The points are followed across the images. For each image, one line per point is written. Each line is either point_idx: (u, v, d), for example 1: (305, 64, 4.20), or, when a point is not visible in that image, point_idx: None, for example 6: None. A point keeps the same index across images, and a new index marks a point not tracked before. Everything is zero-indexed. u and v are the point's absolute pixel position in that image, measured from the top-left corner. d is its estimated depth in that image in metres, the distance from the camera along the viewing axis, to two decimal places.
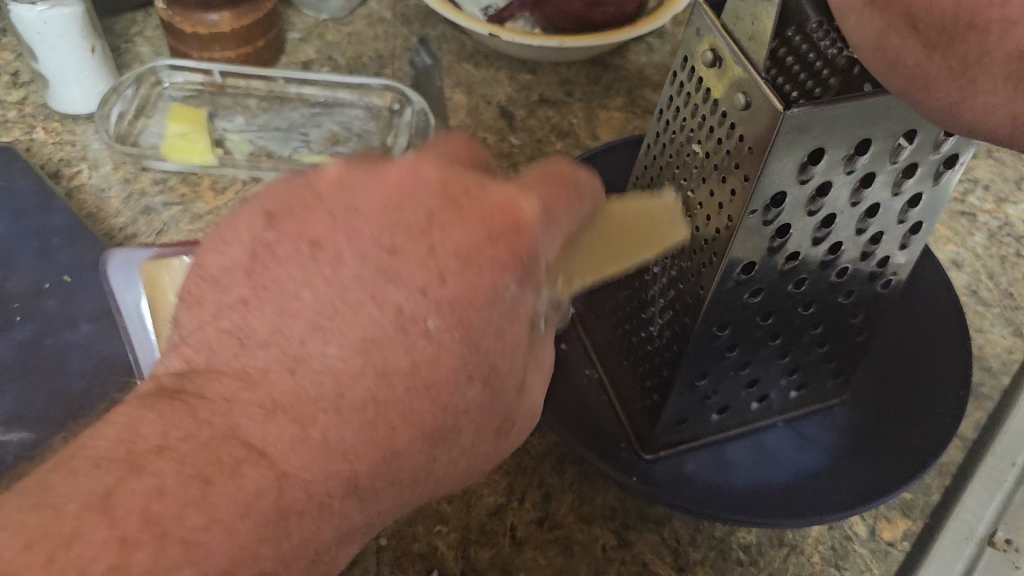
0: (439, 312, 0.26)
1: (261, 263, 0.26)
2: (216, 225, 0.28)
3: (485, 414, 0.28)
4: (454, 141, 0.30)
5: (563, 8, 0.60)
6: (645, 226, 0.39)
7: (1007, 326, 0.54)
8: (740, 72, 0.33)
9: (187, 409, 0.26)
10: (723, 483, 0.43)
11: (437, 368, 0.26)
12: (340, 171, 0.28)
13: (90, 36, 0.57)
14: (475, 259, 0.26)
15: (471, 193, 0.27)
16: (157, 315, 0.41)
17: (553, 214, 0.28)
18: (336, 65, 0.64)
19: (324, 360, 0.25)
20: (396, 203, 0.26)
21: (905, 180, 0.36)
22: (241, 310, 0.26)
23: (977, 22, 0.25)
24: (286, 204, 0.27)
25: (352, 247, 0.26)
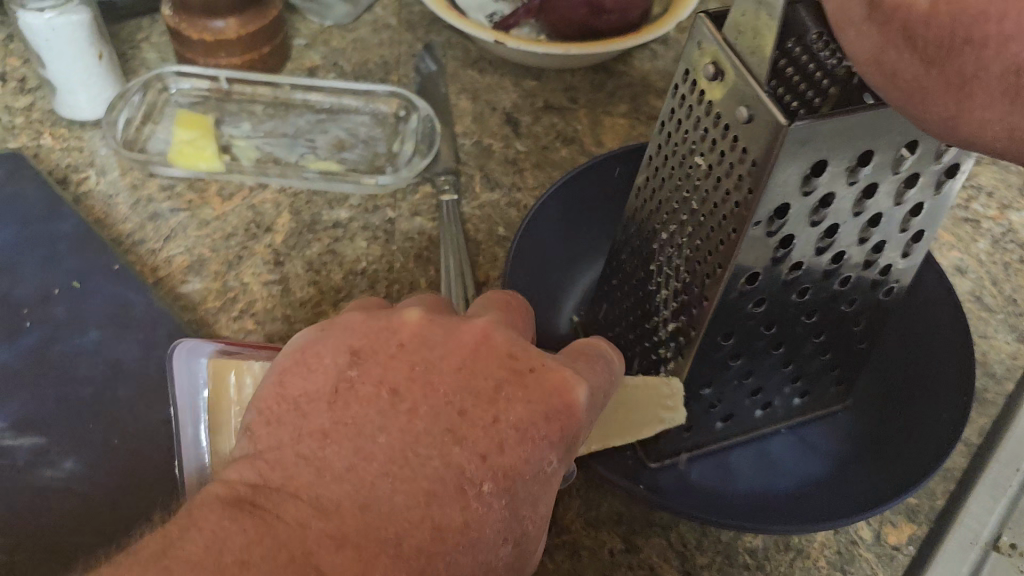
0: (492, 475, 0.29)
1: (343, 397, 0.31)
2: (294, 354, 0.33)
3: (508, 573, 0.30)
4: (505, 297, 0.38)
5: (568, 16, 0.61)
6: (648, 409, 0.42)
7: (1011, 332, 0.54)
8: (742, 84, 0.33)
9: (262, 525, 0.27)
10: (728, 490, 0.43)
11: (482, 531, 0.28)
12: (419, 322, 0.33)
13: (98, 43, 0.57)
14: (531, 434, 0.30)
15: (534, 372, 0.32)
16: (217, 412, 0.40)
17: (592, 399, 0.34)
18: (342, 71, 0.64)
19: (391, 501, 0.28)
20: (466, 369, 0.31)
21: (907, 189, 0.36)
22: (317, 440, 0.29)
23: (973, 38, 0.25)
24: (370, 348, 0.32)
25: (428, 403, 0.30)
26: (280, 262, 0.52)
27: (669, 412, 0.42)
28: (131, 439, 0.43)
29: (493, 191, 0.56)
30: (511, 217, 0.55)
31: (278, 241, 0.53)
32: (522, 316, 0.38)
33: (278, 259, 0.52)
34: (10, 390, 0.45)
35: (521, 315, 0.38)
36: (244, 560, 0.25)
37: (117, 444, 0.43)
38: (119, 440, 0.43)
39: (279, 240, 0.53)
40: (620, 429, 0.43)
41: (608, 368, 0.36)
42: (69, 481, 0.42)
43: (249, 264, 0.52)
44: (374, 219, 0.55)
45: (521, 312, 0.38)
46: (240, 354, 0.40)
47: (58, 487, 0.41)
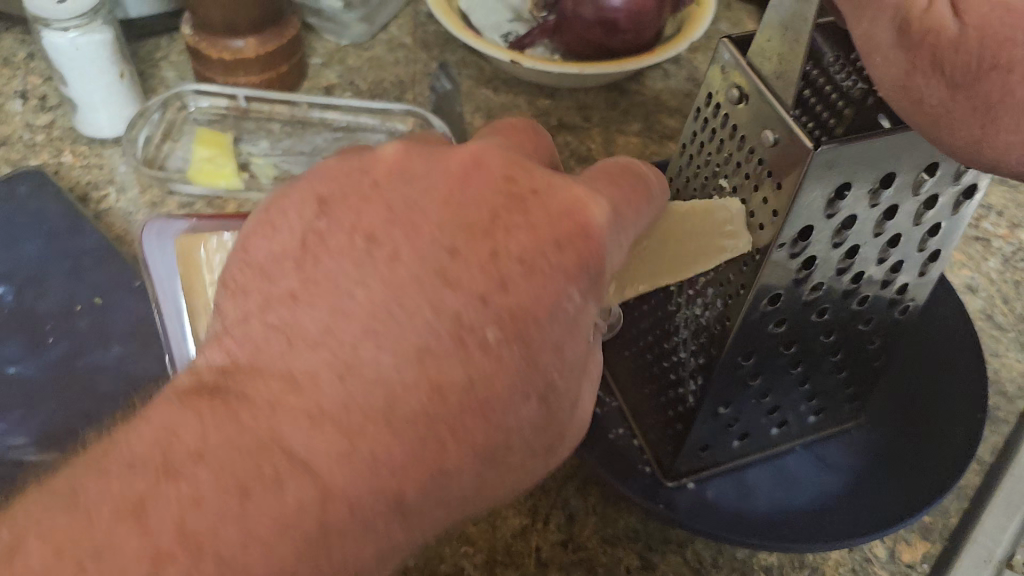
0: (496, 318, 0.26)
1: (313, 252, 0.27)
2: (262, 209, 0.29)
3: (537, 430, 0.28)
4: (517, 128, 0.31)
5: (582, 35, 0.61)
6: (703, 239, 0.37)
7: (1022, 350, 0.55)
8: (769, 110, 0.34)
9: (226, 412, 0.25)
10: (746, 509, 0.44)
11: (492, 383, 0.26)
12: (399, 157, 0.29)
13: (119, 62, 0.58)
14: (540, 266, 0.27)
15: (537, 194, 0.28)
16: (194, 295, 0.42)
17: (617, 215, 0.29)
18: (358, 90, 0.65)
19: (378, 361, 0.25)
20: (454, 202, 0.27)
21: (926, 211, 0.37)
22: (291, 305, 0.26)
23: (1001, 61, 0.26)
24: (341, 191, 0.28)
25: (411, 246, 0.26)
26: None
27: (732, 238, 0.37)
28: None
29: None
30: None
31: None
32: (535, 139, 0.32)
33: None
34: (32, 404, 0.46)
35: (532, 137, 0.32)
36: (201, 450, 0.24)
37: None
38: None
39: None
40: (673, 263, 0.38)
41: (655, 194, 0.32)
42: None
43: None
44: None
45: (533, 133, 0.32)
46: (207, 229, 0.43)
47: None
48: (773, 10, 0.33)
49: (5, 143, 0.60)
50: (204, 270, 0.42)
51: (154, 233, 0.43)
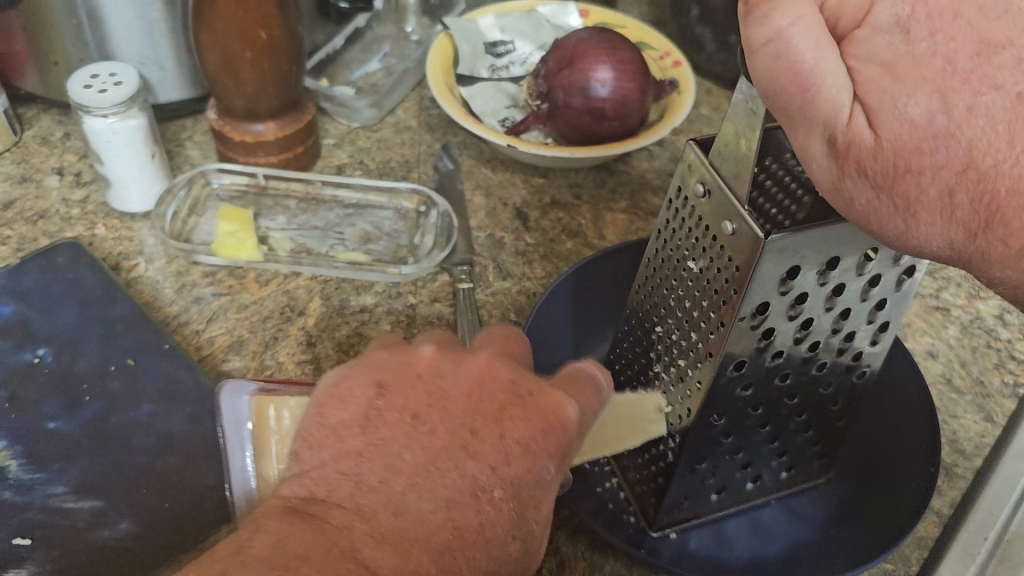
0: (502, 483, 0.34)
1: (374, 423, 0.35)
2: (334, 386, 0.37)
3: (516, 566, 0.34)
4: (508, 332, 0.43)
5: (573, 122, 0.67)
6: (637, 423, 0.49)
7: (979, 412, 0.59)
8: (728, 203, 0.39)
9: (317, 530, 0.30)
10: (725, 557, 0.48)
11: (495, 529, 0.33)
12: (435, 357, 0.37)
13: (151, 144, 0.64)
14: (533, 448, 0.35)
15: (532, 396, 0.37)
16: (261, 441, 0.44)
17: (582, 419, 0.39)
18: (367, 169, 0.71)
19: (418, 506, 0.32)
20: (475, 394, 0.36)
21: (871, 288, 0.42)
22: (356, 460, 0.33)
23: (914, 167, 0.32)
24: (397, 380, 0.36)
25: (445, 425, 0.35)
26: (312, 343, 0.57)
27: (654, 423, 0.48)
28: (179, 503, 0.48)
29: (505, 280, 0.62)
30: (521, 303, 0.60)
31: (310, 323, 0.59)
32: (521, 343, 0.43)
33: (311, 340, 0.57)
34: (70, 457, 0.50)
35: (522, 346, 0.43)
36: (304, 556, 0.29)
37: (166, 506, 0.48)
38: (169, 503, 0.48)
39: (311, 322, 0.59)
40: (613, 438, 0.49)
41: (601, 391, 0.42)
42: (124, 541, 0.46)
43: (284, 345, 0.57)
44: (397, 304, 0.60)
45: (519, 341, 0.43)
46: (277, 391, 0.45)
47: (115, 546, 0.46)
48: (730, 118, 0.39)
49: (43, 216, 0.65)
50: (270, 423, 0.44)
51: (229, 391, 0.45)
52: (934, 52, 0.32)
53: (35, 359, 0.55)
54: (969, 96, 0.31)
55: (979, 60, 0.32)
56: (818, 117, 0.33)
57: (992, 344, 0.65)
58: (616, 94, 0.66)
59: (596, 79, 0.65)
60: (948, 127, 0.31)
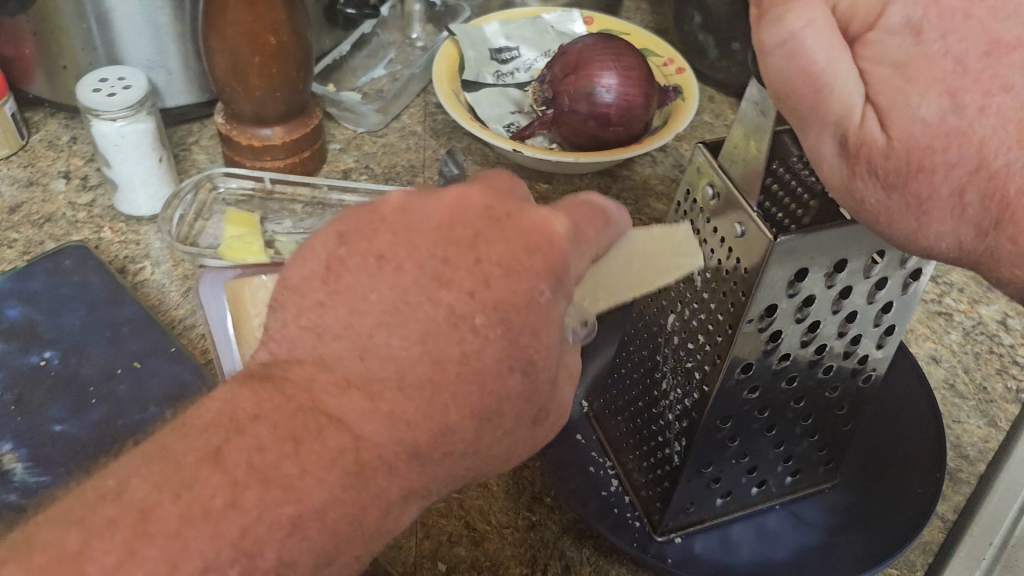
0: (483, 308, 0.31)
1: (335, 271, 0.32)
2: (298, 247, 0.33)
3: (527, 401, 0.33)
4: (497, 173, 0.36)
5: (578, 127, 0.68)
6: (664, 256, 0.44)
7: (982, 417, 0.60)
8: (736, 206, 0.40)
9: (272, 388, 0.30)
10: (730, 561, 0.48)
11: (482, 360, 0.31)
12: (402, 198, 0.33)
13: (159, 148, 0.64)
14: (518, 269, 0.32)
15: (511, 217, 0.33)
16: (241, 324, 0.49)
17: (579, 238, 0.35)
18: (373, 174, 0.71)
19: (388, 345, 0.30)
20: (446, 226, 0.32)
21: (878, 291, 0.42)
22: (319, 310, 0.31)
23: (925, 165, 0.32)
24: (357, 226, 0.33)
25: (413, 259, 0.31)
26: None
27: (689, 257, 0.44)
28: None
29: None
30: None
31: None
32: (518, 186, 0.37)
33: None
34: (76, 460, 0.50)
35: (511, 182, 0.37)
36: (256, 413, 0.29)
37: None
38: None
39: None
40: (633, 278, 0.43)
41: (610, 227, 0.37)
42: None
43: None
44: None
45: (507, 179, 0.36)
46: (250, 273, 0.52)
47: None
48: (739, 121, 0.39)
49: (50, 220, 0.65)
50: (249, 304, 0.50)
51: (208, 284, 0.52)
52: (945, 53, 0.32)
53: (41, 362, 0.55)
54: (980, 96, 0.32)
55: (990, 61, 0.32)
56: (830, 118, 0.33)
57: (995, 350, 0.65)
58: (622, 99, 0.66)
59: (601, 84, 0.66)
60: (961, 126, 0.32)
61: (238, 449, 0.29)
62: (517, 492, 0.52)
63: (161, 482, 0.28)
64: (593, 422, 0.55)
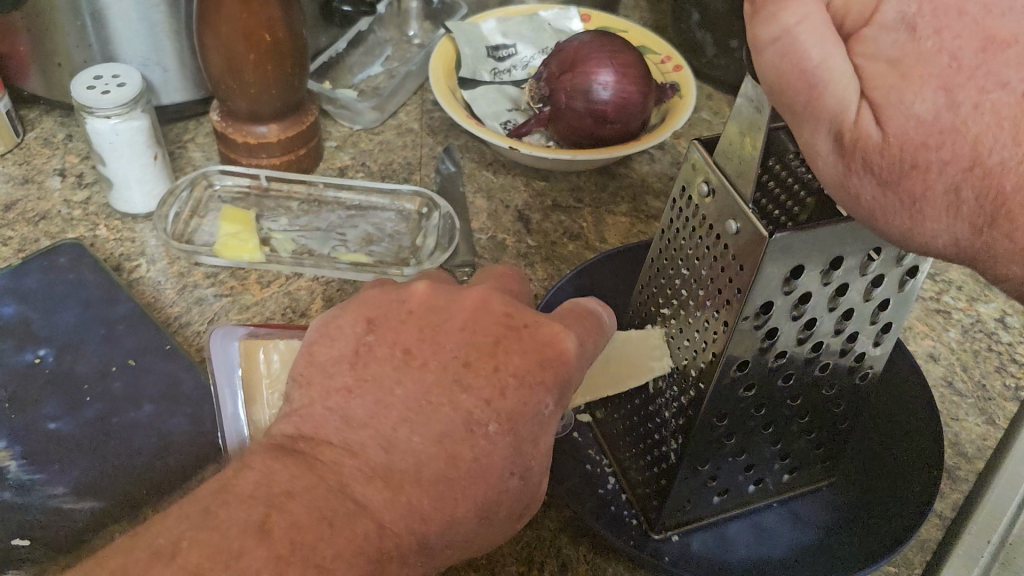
0: (497, 416, 0.35)
1: (363, 358, 0.37)
2: (322, 328, 0.39)
3: (517, 500, 0.36)
4: (508, 270, 0.44)
5: (575, 124, 0.67)
6: (642, 356, 0.49)
7: (980, 415, 0.59)
8: (731, 202, 0.39)
9: (305, 466, 0.33)
10: (728, 560, 0.48)
11: (490, 460, 0.35)
12: (427, 291, 0.39)
13: (154, 146, 0.64)
14: (528, 381, 0.36)
15: (528, 327, 0.38)
16: (252, 385, 0.48)
17: (582, 351, 0.39)
18: (370, 172, 0.71)
19: (410, 440, 0.34)
20: (470, 329, 0.38)
21: (874, 288, 0.42)
22: (346, 395, 0.36)
23: (919, 162, 0.32)
24: (384, 314, 0.39)
25: (436, 359, 0.36)
26: None
27: (657, 358, 0.48)
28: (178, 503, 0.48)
29: None
30: None
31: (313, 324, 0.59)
32: (518, 283, 0.44)
33: None
34: (71, 458, 0.50)
35: (518, 283, 0.44)
36: (290, 491, 0.32)
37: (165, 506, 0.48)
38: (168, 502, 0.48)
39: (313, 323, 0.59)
40: (611, 381, 0.50)
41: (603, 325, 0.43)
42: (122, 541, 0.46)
43: None
44: None
45: (514, 278, 0.44)
46: (265, 335, 0.49)
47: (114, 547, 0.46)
48: (734, 117, 0.39)
49: (45, 217, 0.65)
50: (261, 367, 0.48)
51: (220, 337, 0.48)
52: (939, 48, 0.32)
53: (36, 359, 0.55)
54: (975, 93, 0.31)
55: (984, 57, 0.31)
56: (825, 114, 0.33)
57: (993, 347, 0.65)
58: (618, 97, 0.66)
59: (598, 82, 0.66)
60: (955, 122, 0.31)
61: (280, 521, 0.31)
62: None
63: (211, 555, 0.29)
64: (589, 420, 0.55)
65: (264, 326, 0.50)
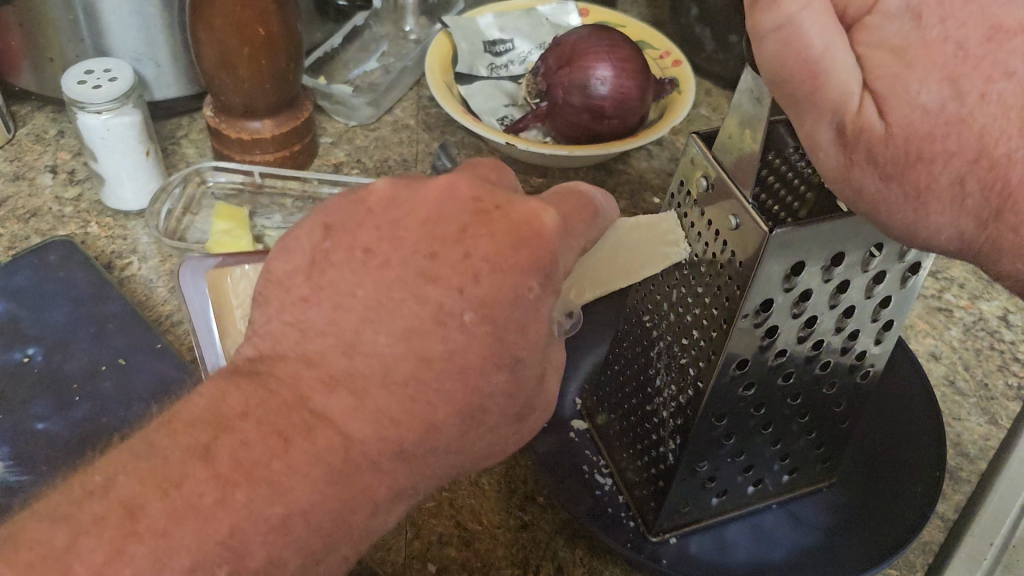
0: (472, 305, 0.32)
1: (320, 266, 0.33)
2: (281, 240, 0.35)
3: (509, 396, 0.34)
4: (483, 162, 0.37)
5: (573, 120, 0.67)
6: (649, 246, 0.44)
7: (983, 415, 0.59)
8: (730, 198, 0.39)
9: (259, 389, 0.31)
10: (726, 562, 0.47)
11: (466, 356, 0.32)
12: (388, 188, 0.34)
13: (146, 141, 0.63)
14: (505, 265, 0.32)
15: (500, 208, 0.33)
16: (223, 316, 0.48)
17: (568, 231, 0.35)
18: (365, 168, 0.70)
19: (375, 342, 0.32)
20: (435, 216, 0.33)
21: (876, 285, 0.41)
22: (303, 304, 0.33)
23: (924, 154, 0.31)
24: (342, 220, 0.34)
25: (397, 255, 0.32)
26: None
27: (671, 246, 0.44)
28: None
29: None
30: None
31: None
32: (507, 177, 0.37)
33: None
34: (58, 458, 0.49)
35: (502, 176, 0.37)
36: (244, 411, 0.31)
37: None
38: None
39: None
40: (618, 271, 0.44)
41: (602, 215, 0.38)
42: None
43: None
44: None
45: (498, 170, 0.37)
46: (232, 263, 0.50)
47: None
48: (733, 110, 0.38)
49: (36, 214, 0.64)
50: (232, 297, 0.49)
51: (189, 269, 0.50)
52: (945, 37, 0.31)
53: (25, 359, 0.54)
54: (981, 83, 0.30)
55: (990, 47, 0.30)
56: (828, 105, 0.32)
57: (996, 346, 0.64)
58: (617, 91, 0.65)
59: (596, 77, 0.65)
60: (961, 114, 0.30)
61: (231, 453, 0.29)
62: (508, 491, 0.51)
63: None
64: (587, 419, 0.54)
65: (235, 256, 0.51)
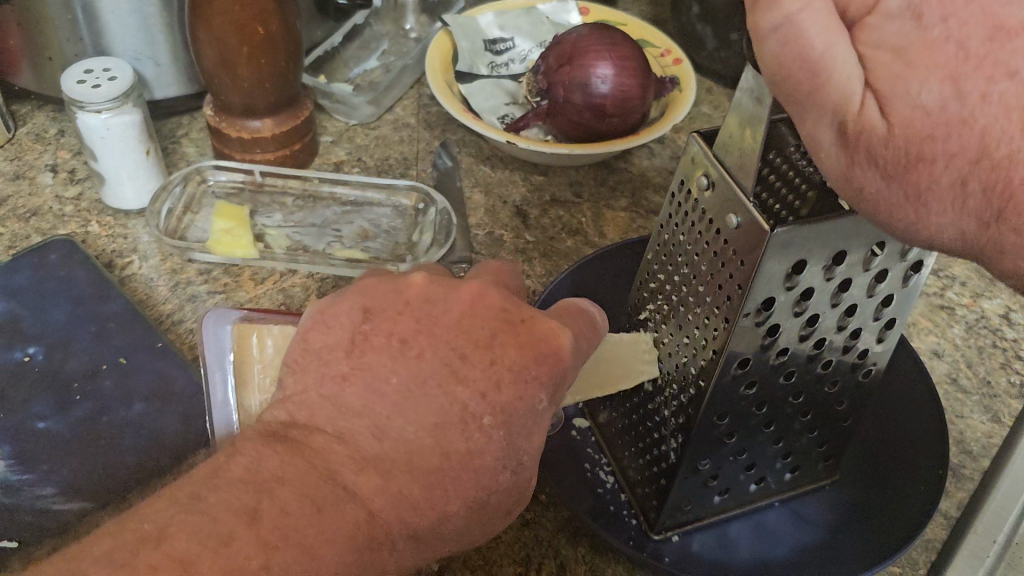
0: (492, 410, 0.34)
1: (360, 347, 0.35)
2: (317, 314, 0.37)
3: (506, 495, 0.35)
4: (499, 266, 0.41)
5: (574, 119, 0.67)
6: (633, 360, 0.49)
7: (985, 412, 0.58)
8: (731, 196, 0.39)
9: (303, 461, 0.31)
10: (729, 560, 0.47)
11: (484, 455, 0.33)
12: (423, 283, 0.37)
13: (146, 141, 0.63)
14: (525, 375, 0.35)
15: (525, 321, 0.36)
16: (244, 376, 0.43)
17: (576, 348, 0.38)
18: (366, 167, 0.70)
19: (403, 430, 0.33)
20: (466, 321, 0.36)
21: (878, 283, 0.41)
22: (339, 382, 0.34)
23: (925, 155, 0.31)
24: (381, 304, 0.37)
25: (433, 349, 0.35)
26: None
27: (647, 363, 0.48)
28: None
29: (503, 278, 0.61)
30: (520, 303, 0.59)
31: None
32: (512, 277, 0.41)
33: None
34: (59, 458, 0.49)
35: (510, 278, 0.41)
36: (279, 477, 0.30)
37: None
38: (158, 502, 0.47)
39: None
40: (602, 383, 0.49)
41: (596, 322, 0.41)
42: None
43: None
44: None
45: (506, 272, 0.41)
46: (264, 318, 0.44)
47: None
48: (734, 109, 0.38)
49: (36, 213, 0.64)
50: (254, 353, 0.43)
51: (212, 320, 0.43)
52: (948, 36, 0.31)
53: (25, 358, 0.54)
54: (983, 83, 0.30)
55: (992, 46, 0.30)
56: (829, 104, 0.32)
57: (999, 344, 0.64)
58: (618, 91, 0.65)
59: (597, 76, 0.65)
60: (962, 114, 0.30)
61: (268, 512, 0.29)
62: None
63: None
64: (589, 418, 0.54)
65: (264, 312, 0.44)
